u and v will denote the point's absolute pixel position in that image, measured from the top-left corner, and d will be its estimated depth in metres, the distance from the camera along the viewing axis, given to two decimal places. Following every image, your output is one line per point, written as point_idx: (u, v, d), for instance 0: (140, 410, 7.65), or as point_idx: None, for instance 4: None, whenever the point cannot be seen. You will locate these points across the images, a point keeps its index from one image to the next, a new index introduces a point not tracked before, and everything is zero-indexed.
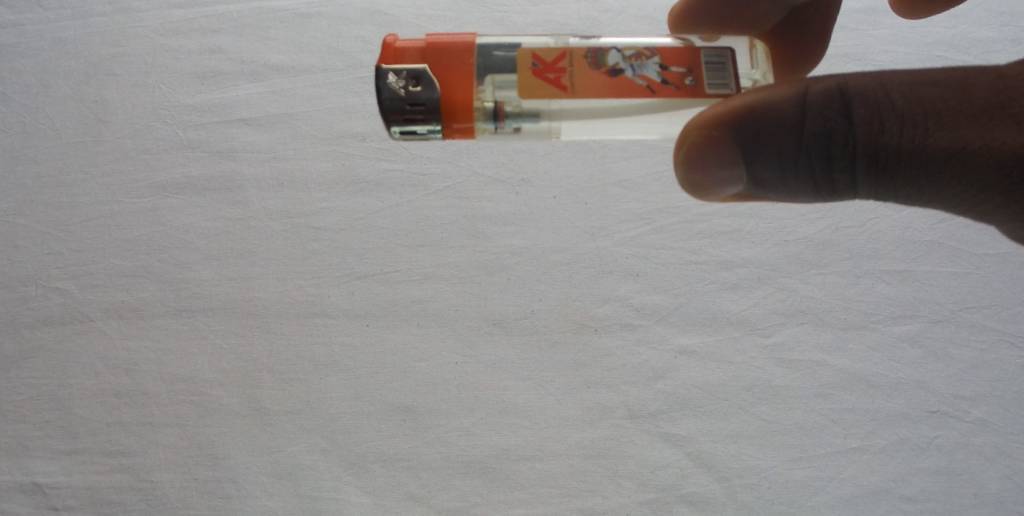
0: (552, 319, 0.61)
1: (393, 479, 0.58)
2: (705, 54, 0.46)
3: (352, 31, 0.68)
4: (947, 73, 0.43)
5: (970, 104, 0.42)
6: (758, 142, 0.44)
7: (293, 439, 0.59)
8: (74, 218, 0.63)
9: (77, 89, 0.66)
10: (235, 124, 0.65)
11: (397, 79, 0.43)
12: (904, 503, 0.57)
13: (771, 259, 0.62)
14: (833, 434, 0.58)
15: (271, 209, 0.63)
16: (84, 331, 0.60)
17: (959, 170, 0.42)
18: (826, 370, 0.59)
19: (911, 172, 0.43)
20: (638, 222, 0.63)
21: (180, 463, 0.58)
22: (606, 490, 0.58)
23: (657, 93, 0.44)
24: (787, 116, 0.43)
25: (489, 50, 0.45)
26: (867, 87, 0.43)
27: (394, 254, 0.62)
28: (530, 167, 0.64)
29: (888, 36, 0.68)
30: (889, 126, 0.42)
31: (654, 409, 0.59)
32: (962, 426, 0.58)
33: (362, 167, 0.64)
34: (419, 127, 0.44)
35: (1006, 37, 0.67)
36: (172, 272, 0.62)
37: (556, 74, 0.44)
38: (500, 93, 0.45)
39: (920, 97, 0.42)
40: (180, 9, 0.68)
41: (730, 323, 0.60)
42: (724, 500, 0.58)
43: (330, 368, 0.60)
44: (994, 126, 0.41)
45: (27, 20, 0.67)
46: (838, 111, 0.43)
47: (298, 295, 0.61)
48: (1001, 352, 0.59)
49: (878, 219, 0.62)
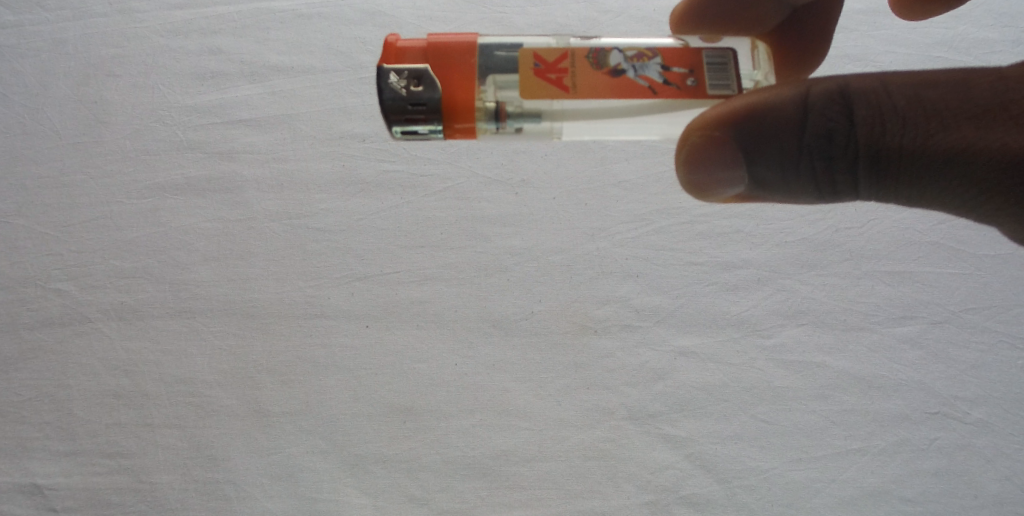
0: (552, 321, 0.61)
1: (393, 480, 0.58)
2: (707, 55, 0.46)
3: (352, 32, 0.67)
4: (949, 74, 0.42)
5: (972, 104, 0.41)
6: (760, 143, 0.44)
7: (293, 440, 0.59)
8: (74, 219, 0.63)
9: (77, 90, 0.66)
10: (235, 124, 0.65)
11: (398, 78, 0.43)
12: (904, 504, 0.57)
13: (771, 260, 0.62)
14: (833, 435, 0.58)
15: (271, 210, 0.63)
16: (84, 332, 0.60)
17: (960, 171, 0.42)
18: (826, 371, 0.59)
19: (913, 174, 0.43)
20: (637, 223, 0.63)
21: (179, 464, 0.58)
22: (607, 491, 0.58)
23: (659, 93, 0.44)
24: (790, 117, 0.43)
25: (491, 50, 0.45)
26: (869, 88, 0.42)
27: (395, 255, 0.62)
28: (530, 168, 0.64)
29: (888, 37, 0.68)
30: (891, 127, 0.42)
31: (655, 410, 0.59)
32: (962, 427, 0.58)
33: (362, 168, 0.64)
34: (420, 127, 0.44)
35: (1007, 38, 0.67)
36: (171, 274, 0.62)
37: (558, 74, 0.44)
38: (501, 94, 0.45)
39: (922, 98, 0.42)
40: (180, 10, 0.68)
41: (730, 324, 0.60)
42: (724, 501, 0.57)
43: (330, 369, 0.60)
44: (995, 127, 0.41)
45: (27, 20, 0.67)
46: (840, 112, 0.43)
47: (298, 296, 0.61)
48: (1002, 353, 0.59)
49: (878, 219, 0.62)
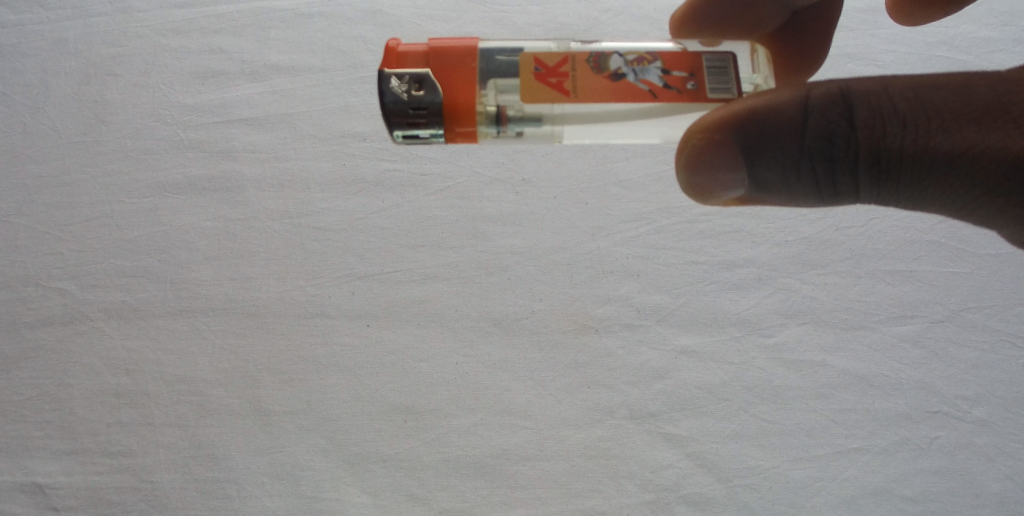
0: (553, 320, 0.61)
1: (394, 479, 0.58)
2: (708, 59, 0.46)
3: (352, 32, 0.68)
4: (950, 76, 0.42)
5: (974, 106, 0.41)
6: (761, 145, 0.44)
7: (293, 440, 0.59)
8: (74, 218, 0.63)
9: (78, 89, 0.66)
10: (236, 124, 0.65)
11: (400, 83, 0.43)
12: (905, 503, 0.57)
13: (772, 259, 0.62)
14: (834, 435, 0.58)
15: (271, 209, 0.63)
16: (84, 331, 0.60)
17: (964, 173, 0.42)
18: (826, 370, 0.59)
19: (914, 175, 0.43)
20: (638, 223, 0.63)
21: (180, 464, 0.58)
22: (607, 490, 0.58)
23: (659, 97, 0.44)
24: (790, 120, 0.43)
25: (492, 54, 0.45)
26: (869, 90, 0.42)
27: (396, 254, 0.62)
28: (531, 167, 0.64)
29: (888, 36, 0.68)
30: (891, 129, 0.42)
31: (655, 409, 0.59)
32: (962, 426, 0.58)
33: (363, 167, 0.64)
34: (421, 131, 0.44)
35: (1007, 37, 0.67)
36: (171, 273, 0.62)
37: (558, 78, 0.44)
38: (502, 97, 0.45)
39: (923, 99, 0.42)
40: (179, 9, 0.68)
41: (730, 323, 0.60)
42: (724, 500, 0.57)
43: (330, 369, 0.60)
44: (998, 128, 0.41)
45: (28, 20, 0.67)
46: (841, 114, 0.43)
47: (298, 295, 0.61)
48: (1002, 352, 0.59)
49: (878, 219, 0.62)
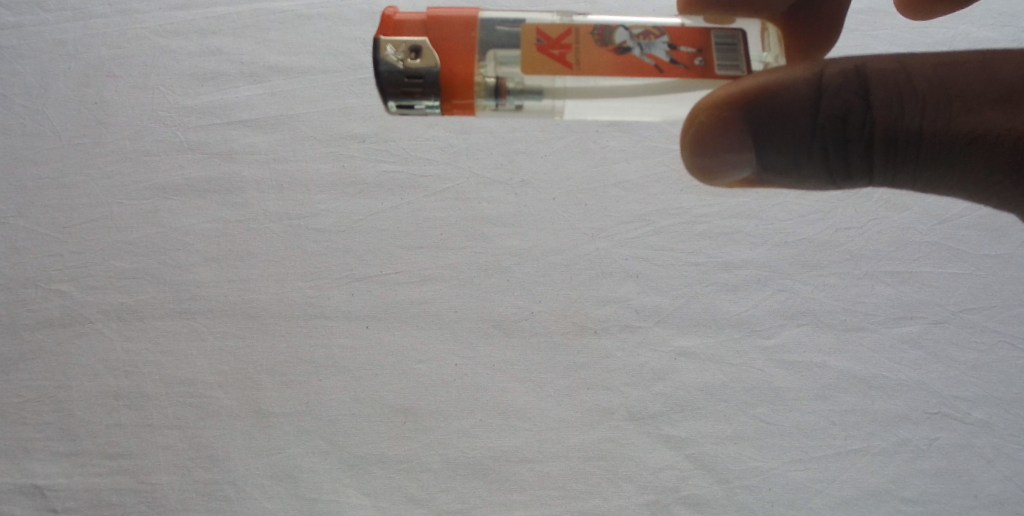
0: (552, 321, 0.61)
1: (394, 481, 0.58)
2: (717, 35, 0.45)
3: (352, 32, 0.68)
4: (969, 57, 0.43)
5: (992, 87, 0.42)
6: (773, 124, 0.44)
7: (293, 441, 0.59)
8: (75, 220, 0.63)
9: (77, 91, 0.66)
10: (235, 125, 0.65)
11: (395, 51, 0.43)
12: (904, 504, 0.57)
13: (771, 261, 0.62)
14: (833, 436, 0.58)
15: (271, 210, 0.63)
16: (85, 333, 0.60)
17: (978, 154, 0.43)
18: (827, 372, 0.59)
19: (927, 154, 0.44)
20: (638, 224, 0.63)
21: (179, 465, 0.58)
22: (606, 492, 0.58)
23: (667, 72, 0.44)
24: (804, 99, 0.44)
25: (493, 25, 0.45)
26: (886, 70, 0.43)
27: (394, 255, 0.62)
28: (530, 168, 0.65)
29: (887, 37, 0.68)
30: (908, 109, 0.43)
31: (654, 411, 0.59)
32: (962, 427, 0.58)
33: (362, 168, 0.64)
34: (417, 101, 0.44)
35: (1007, 38, 0.68)
36: (170, 274, 0.62)
37: (561, 50, 0.44)
38: (502, 69, 0.45)
39: (941, 80, 0.42)
40: (180, 11, 0.68)
41: (730, 324, 0.60)
42: (723, 502, 0.57)
43: (329, 370, 0.60)
44: (1017, 110, 0.42)
45: (27, 21, 0.67)
46: (855, 93, 0.43)
47: (298, 297, 0.61)
48: (1003, 352, 0.59)
49: (877, 220, 0.62)
